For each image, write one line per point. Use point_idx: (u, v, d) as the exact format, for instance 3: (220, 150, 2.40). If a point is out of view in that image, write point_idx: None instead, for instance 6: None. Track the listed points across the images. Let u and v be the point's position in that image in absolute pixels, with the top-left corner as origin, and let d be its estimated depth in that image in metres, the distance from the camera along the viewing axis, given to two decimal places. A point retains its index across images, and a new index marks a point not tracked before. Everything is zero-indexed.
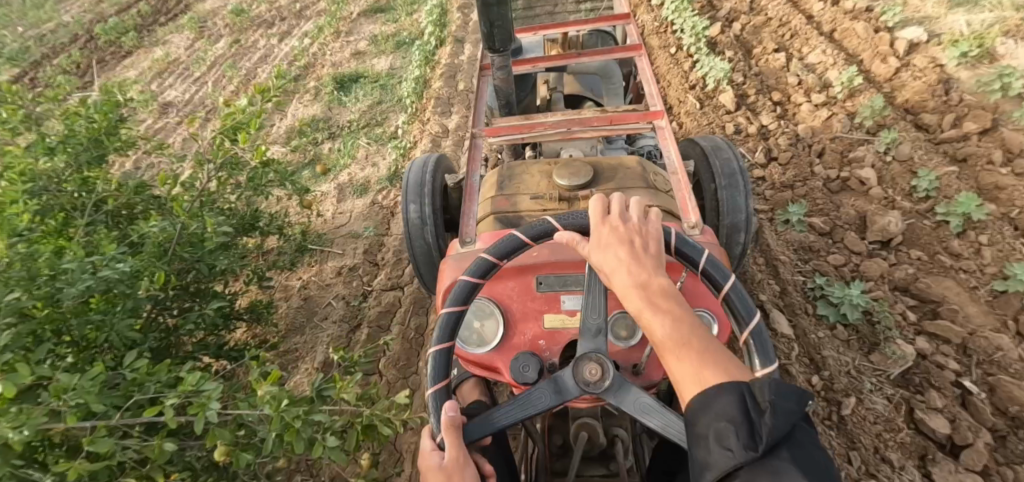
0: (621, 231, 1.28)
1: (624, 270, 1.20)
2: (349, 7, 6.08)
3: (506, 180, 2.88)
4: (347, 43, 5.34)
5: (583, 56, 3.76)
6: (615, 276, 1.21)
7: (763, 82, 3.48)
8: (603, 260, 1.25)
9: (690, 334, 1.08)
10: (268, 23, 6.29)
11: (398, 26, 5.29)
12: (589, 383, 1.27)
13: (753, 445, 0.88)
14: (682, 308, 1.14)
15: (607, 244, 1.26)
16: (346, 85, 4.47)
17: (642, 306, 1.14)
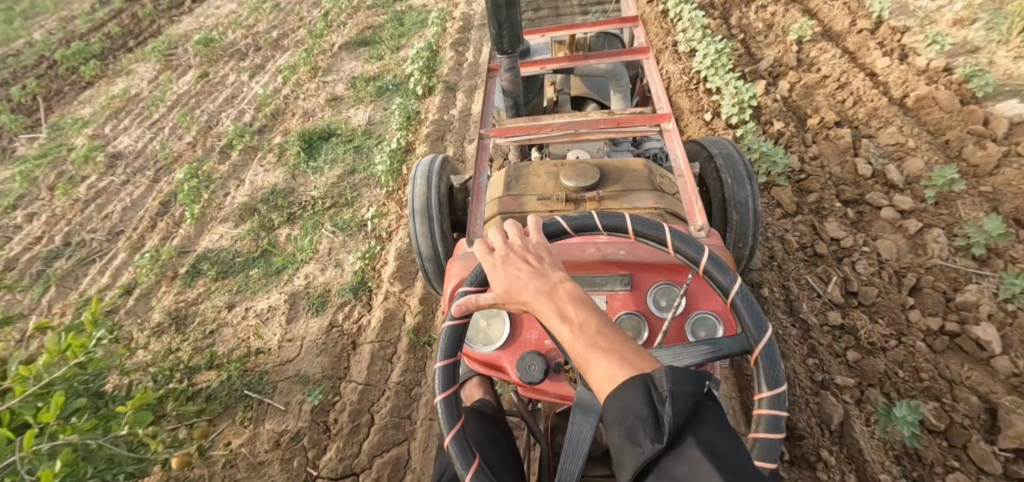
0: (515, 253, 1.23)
1: (526, 290, 1.15)
2: (331, 39, 5.39)
3: (511, 180, 2.59)
4: (323, 84, 4.66)
5: (590, 59, 3.53)
6: (524, 298, 1.15)
7: (826, 168, 2.76)
8: (503, 284, 1.19)
9: (598, 335, 1.04)
10: (241, 54, 5.62)
11: (382, 67, 4.60)
12: None
13: (659, 437, 0.84)
14: (590, 308, 1.09)
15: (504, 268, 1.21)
16: (315, 144, 3.79)
17: (552, 317, 1.10)
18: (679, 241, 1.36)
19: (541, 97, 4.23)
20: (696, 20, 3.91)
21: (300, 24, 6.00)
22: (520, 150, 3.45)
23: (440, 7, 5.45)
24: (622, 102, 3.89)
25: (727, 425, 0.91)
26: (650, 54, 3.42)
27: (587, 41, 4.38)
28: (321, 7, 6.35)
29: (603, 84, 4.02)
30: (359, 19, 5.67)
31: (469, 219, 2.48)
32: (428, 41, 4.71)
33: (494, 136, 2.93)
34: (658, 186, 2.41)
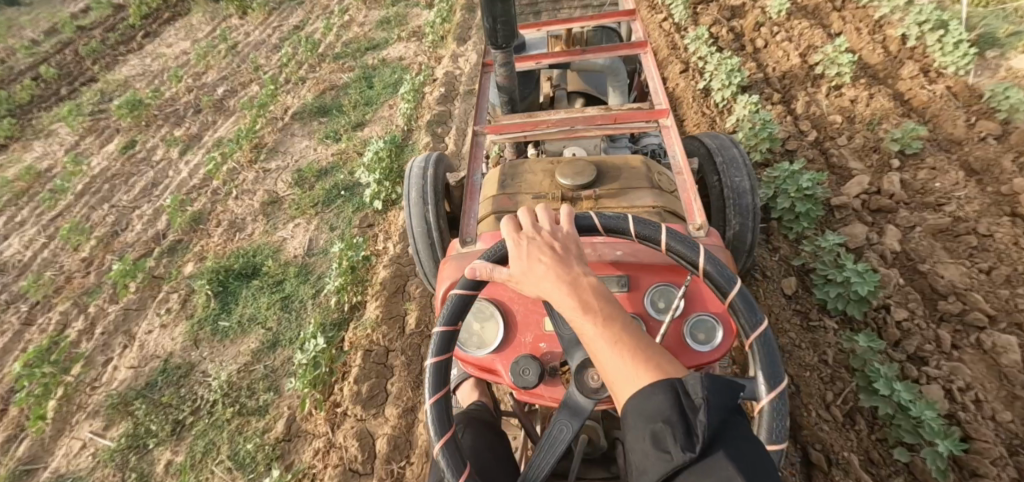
0: (541, 241, 1.09)
1: (542, 274, 1.03)
2: (284, 102, 4.36)
3: (507, 180, 2.53)
4: (264, 171, 3.63)
5: (588, 54, 3.27)
6: (540, 292, 1.03)
7: (990, 410, 1.75)
8: (518, 270, 1.07)
9: (620, 331, 0.92)
10: (178, 115, 4.60)
11: (337, 155, 3.51)
12: (596, 390, 1.17)
13: (690, 445, 0.73)
14: (616, 307, 0.96)
15: (525, 253, 1.08)
16: (231, 285, 2.76)
17: (570, 309, 0.96)
18: (713, 263, 1.12)
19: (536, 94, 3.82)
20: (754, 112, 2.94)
21: (253, 77, 4.95)
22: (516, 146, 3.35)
23: (421, 63, 4.44)
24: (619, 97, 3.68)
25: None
26: (646, 48, 3.20)
27: (584, 36, 4.07)
28: (282, 52, 5.30)
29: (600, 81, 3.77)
30: (321, 74, 4.62)
31: (460, 218, 2.31)
32: (402, 118, 3.68)
33: (489, 133, 2.73)
34: (655, 185, 2.33)
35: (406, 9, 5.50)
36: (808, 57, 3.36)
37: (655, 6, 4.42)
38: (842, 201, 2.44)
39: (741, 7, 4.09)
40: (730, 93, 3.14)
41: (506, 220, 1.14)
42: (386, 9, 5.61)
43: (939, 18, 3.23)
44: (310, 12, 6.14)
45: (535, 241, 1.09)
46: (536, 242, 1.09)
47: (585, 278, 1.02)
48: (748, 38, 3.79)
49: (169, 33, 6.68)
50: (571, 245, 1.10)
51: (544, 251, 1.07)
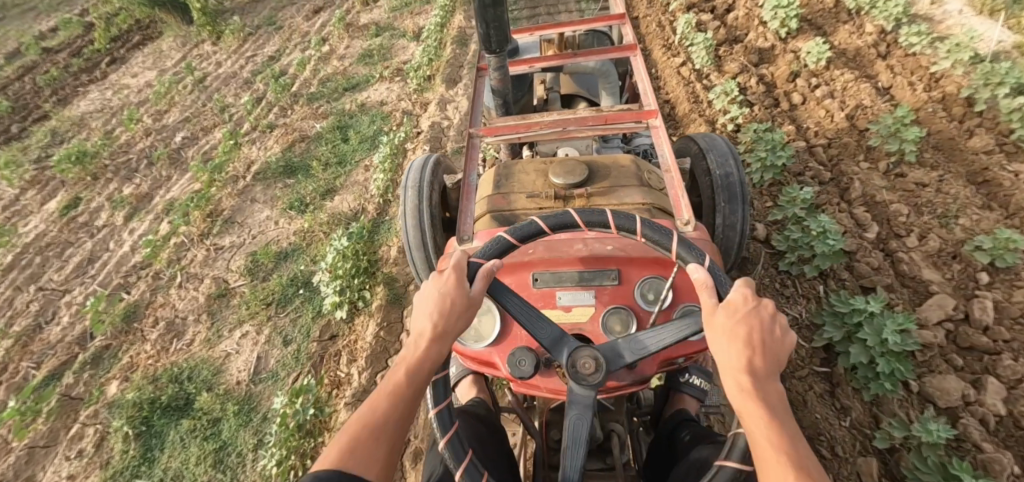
0: (752, 314, 1.11)
1: (744, 347, 1.06)
2: (247, 156, 3.82)
3: (501, 179, 2.73)
4: (214, 250, 3.08)
5: (580, 57, 3.51)
6: (727, 357, 1.07)
7: None
8: (721, 320, 1.10)
9: (790, 454, 0.94)
10: (129, 168, 4.06)
11: (299, 235, 2.96)
12: (576, 368, 1.22)
13: None
14: (796, 435, 0.99)
15: (740, 316, 1.10)
16: (156, 425, 2.23)
17: (762, 411, 1.00)
18: None
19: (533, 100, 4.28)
20: (805, 207, 2.42)
21: (217, 120, 4.38)
22: (511, 148, 3.64)
23: (404, 110, 3.89)
24: (612, 98, 4.03)
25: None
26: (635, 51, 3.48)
27: (577, 39, 4.34)
28: (253, 89, 4.75)
29: (594, 81, 4.08)
30: (292, 120, 4.05)
31: (459, 217, 2.47)
32: (375, 187, 3.10)
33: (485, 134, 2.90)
34: (644, 184, 2.59)
35: (391, 40, 4.96)
36: (857, 121, 2.85)
37: (671, 46, 3.91)
38: (928, 340, 1.92)
39: (771, 51, 3.57)
40: (771, 174, 2.65)
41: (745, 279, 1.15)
42: (369, 41, 5.06)
43: (1017, 80, 2.71)
44: (287, 40, 5.59)
45: (756, 316, 1.11)
46: (754, 311, 1.10)
47: (771, 373, 1.05)
48: (781, 90, 3.27)
49: (137, 59, 6.13)
50: (783, 335, 1.10)
51: (754, 325, 1.09)
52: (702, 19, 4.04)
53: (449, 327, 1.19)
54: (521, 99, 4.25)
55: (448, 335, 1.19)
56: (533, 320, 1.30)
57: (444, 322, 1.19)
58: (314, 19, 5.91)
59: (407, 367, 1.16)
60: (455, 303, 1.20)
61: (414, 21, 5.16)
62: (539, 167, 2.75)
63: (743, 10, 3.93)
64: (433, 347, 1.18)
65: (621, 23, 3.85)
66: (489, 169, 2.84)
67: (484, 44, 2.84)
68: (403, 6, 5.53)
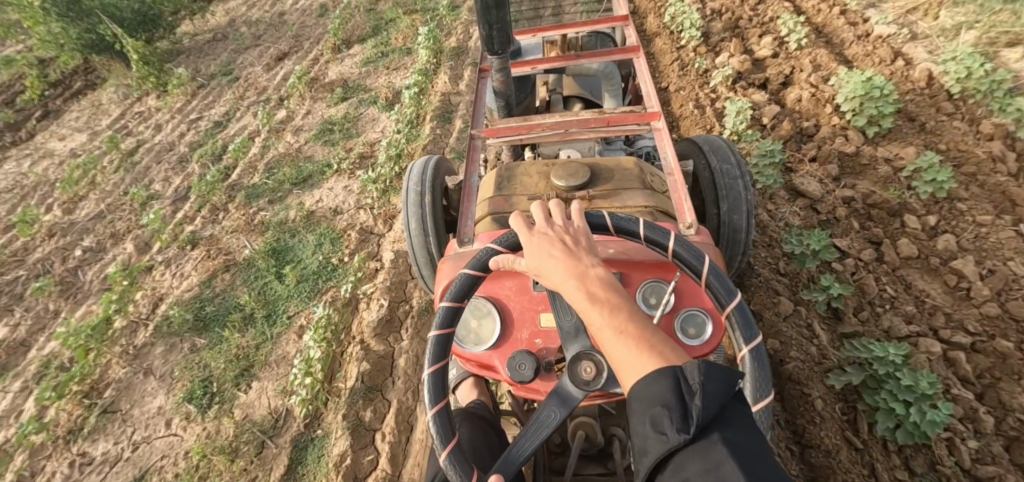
0: (553, 234, 1.24)
1: (557, 258, 1.18)
2: (155, 287, 2.89)
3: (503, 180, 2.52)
4: (76, 470, 2.18)
5: (583, 58, 3.42)
6: (556, 278, 1.16)
7: None
8: (532, 258, 1.23)
9: (626, 323, 1.04)
10: (12, 292, 3.15)
11: (188, 467, 2.07)
12: (587, 382, 1.31)
13: (686, 428, 0.85)
14: (619, 295, 1.09)
15: (539, 245, 1.23)
16: None
17: (581, 302, 1.10)
18: (699, 264, 1.39)
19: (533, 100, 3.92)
20: None
21: (132, 222, 3.44)
22: (513, 150, 3.41)
23: (361, 225, 2.90)
24: (615, 100, 3.78)
25: (752, 426, 0.91)
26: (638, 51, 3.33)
27: (578, 41, 4.09)
28: (186, 172, 3.81)
29: (596, 84, 3.84)
30: (221, 231, 3.12)
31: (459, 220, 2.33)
32: (298, 396, 2.11)
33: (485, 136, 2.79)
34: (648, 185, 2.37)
35: (359, 107, 3.97)
36: (1012, 305, 1.95)
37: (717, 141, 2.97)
38: None
39: (861, 160, 2.62)
40: (908, 438, 1.71)
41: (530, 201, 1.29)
42: (333, 107, 4.10)
43: None
44: (240, 98, 4.65)
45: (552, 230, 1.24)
46: (547, 238, 1.23)
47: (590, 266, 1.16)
48: (882, 229, 2.32)
49: (71, 115, 5.21)
50: (578, 234, 1.25)
51: (557, 244, 1.21)
52: (753, 99, 3.15)
53: None
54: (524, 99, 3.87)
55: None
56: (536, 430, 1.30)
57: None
58: (274, 70, 4.97)
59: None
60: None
61: (390, 81, 4.21)
62: (542, 169, 2.55)
63: (807, 90, 3.00)
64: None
65: (621, 27, 3.61)
66: (489, 173, 2.65)
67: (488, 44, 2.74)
68: (379, 58, 4.61)
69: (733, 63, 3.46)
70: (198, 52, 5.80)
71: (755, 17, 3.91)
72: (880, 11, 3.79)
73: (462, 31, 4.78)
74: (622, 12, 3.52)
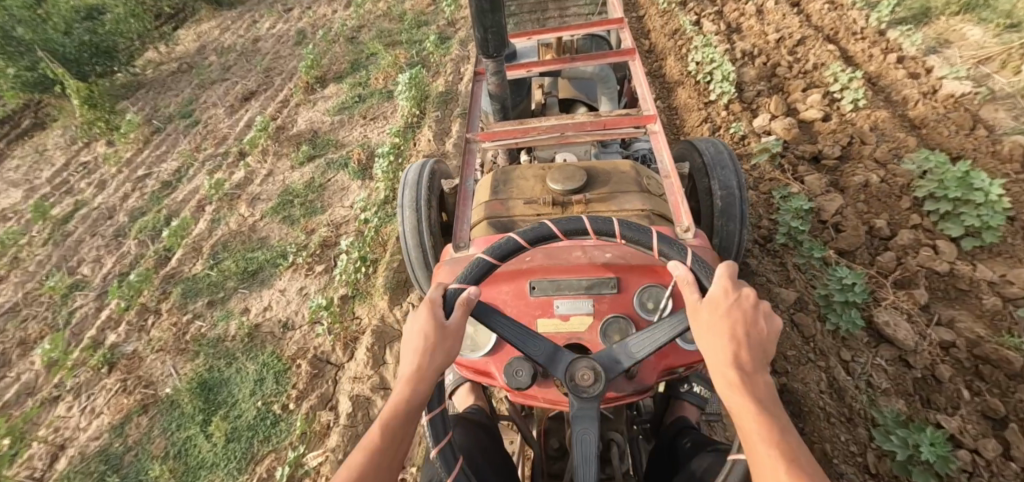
0: (742, 307, 1.02)
1: (735, 339, 0.97)
2: (57, 431, 2.30)
3: (498, 187, 2.21)
4: None
5: (579, 62, 2.94)
6: (721, 357, 0.96)
7: None
8: (703, 312, 1.02)
9: (792, 457, 0.84)
10: None
11: None
12: (577, 382, 1.12)
13: None
14: (788, 422, 0.91)
15: (724, 306, 1.02)
16: None
17: (746, 404, 0.91)
18: None
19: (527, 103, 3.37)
20: None
21: (48, 324, 2.85)
22: (508, 153, 2.92)
23: (315, 350, 2.31)
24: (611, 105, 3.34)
25: None
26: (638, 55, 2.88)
27: (573, 43, 3.57)
28: (120, 251, 3.21)
29: (590, 85, 3.43)
30: (146, 349, 2.53)
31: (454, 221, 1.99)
32: None
33: (480, 140, 2.44)
34: (642, 189, 2.10)
35: (327, 172, 3.34)
36: None
37: (771, 250, 2.25)
38: None
39: (961, 285, 2.02)
40: None
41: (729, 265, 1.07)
42: (297, 170, 3.47)
43: None
44: (195, 150, 4.01)
45: (740, 303, 1.02)
46: (736, 307, 1.00)
47: (763, 364, 0.96)
48: (998, 397, 1.73)
49: (11, 161, 4.59)
50: (769, 320, 1.01)
51: (740, 317, 1.00)
52: (805, 180, 2.52)
53: (426, 375, 1.05)
54: (519, 104, 3.35)
55: (431, 370, 1.06)
56: (525, 340, 1.17)
57: (425, 358, 1.06)
58: (237, 113, 4.34)
59: (389, 414, 1.01)
60: (435, 334, 1.07)
61: (365, 135, 3.60)
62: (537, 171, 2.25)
63: (871, 175, 2.45)
64: (417, 388, 1.04)
65: (619, 30, 3.06)
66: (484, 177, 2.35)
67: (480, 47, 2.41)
68: (354, 104, 4.00)
69: (775, 128, 2.86)
70: (159, 87, 5.17)
71: (796, 64, 3.32)
72: (945, 58, 3.19)
73: (452, 71, 4.18)
74: (620, 14, 3.01)
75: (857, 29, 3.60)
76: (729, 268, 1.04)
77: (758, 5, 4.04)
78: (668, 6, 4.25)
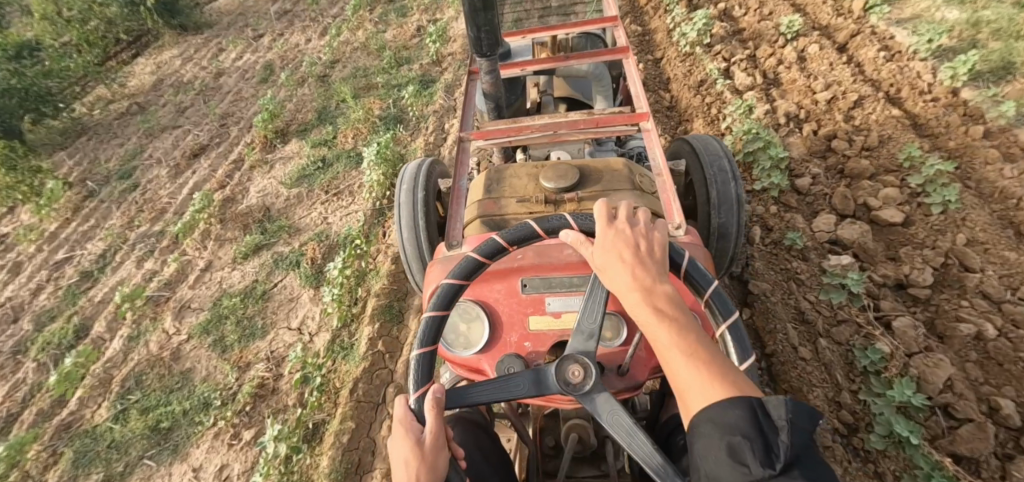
0: (625, 234, 0.98)
1: (623, 265, 0.94)
2: None
3: (491, 182, 1.88)
4: None
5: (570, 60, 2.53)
6: (616, 290, 0.93)
7: None
8: (595, 259, 0.99)
9: (698, 346, 0.83)
10: None
11: None
12: (570, 385, 1.01)
13: (770, 462, 0.66)
14: (684, 310, 0.88)
15: (608, 244, 0.98)
16: None
17: (643, 317, 0.88)
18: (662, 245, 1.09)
19: (525, 100, 2.84)
20: None
21: None
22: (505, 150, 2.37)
23: None
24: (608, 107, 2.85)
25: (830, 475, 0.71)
26: (629, 53, 2.47)
27: (569, 42, 2.96)
28: (14, 378, 2.58)
29: (585, 84, 2.84)
30: None
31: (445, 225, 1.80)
32: None
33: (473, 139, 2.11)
34: (636, 187, 1.79)
35: (273, 273, 2.66)
36: None
37: (862, 452, 1.65)
38: None
39: None
40: None
41: (599, 202, 1.03)
42: (238, 267, 2.77)
43: None
44: (125, 225, 3.36)
45: (621, 232, 0.99)
46: (619, 231, 0.98)
47: (654, 269, 0.94)
48: None
49: None
50: (648, 233, 0.99)
51: (625, 245, 0.97)
52: (893, 328, 1.89)
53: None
54: (517, 98, 2.68)
55: (433, 479, 0.92)
56: (503, 387, 1.05)
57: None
58: (183, 175, 3.68)
59: None
60: (418, 456, 0.92)
61: (324, 218, 2.93)
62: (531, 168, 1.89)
63: (982, 330, 1.84)
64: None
65: (616, 29, 2.70)
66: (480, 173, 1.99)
67: (472, 44, 1.95)
68: (317, 170, 3.33)
69: (845, 236, 2.20)
70: (104, 133, 4.51)
71: (856, 137, 2.66)
72: None
73: (434, 128, 3.51)
74: (614, 14, 2.65)
75: (924, 86, 2.94)
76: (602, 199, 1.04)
77: (798, 50, 3.37)
78: (690, 49, 3.60)
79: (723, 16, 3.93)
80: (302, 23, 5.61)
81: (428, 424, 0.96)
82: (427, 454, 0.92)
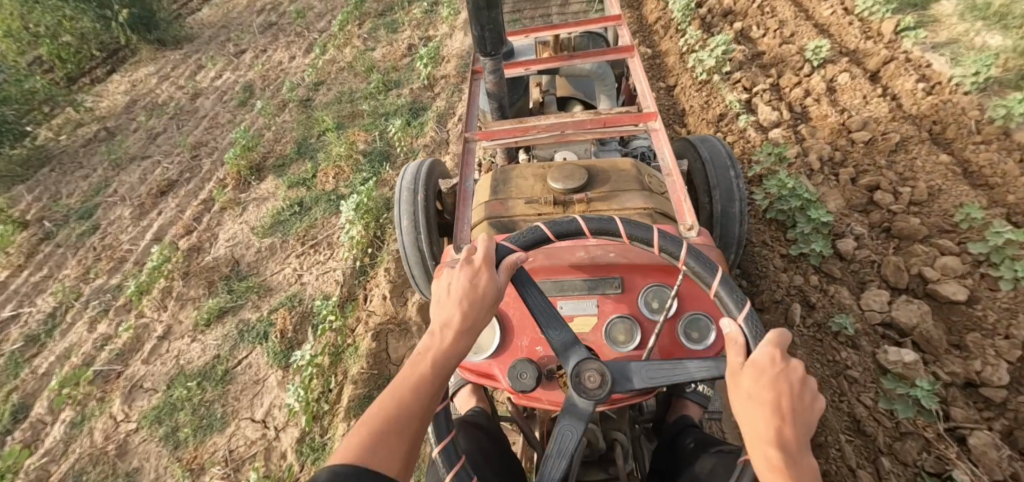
0: (790, 382, 0.77)
1: (775, 412, 0.74)
2: None
3: (497, 183, 1.67)
4: None
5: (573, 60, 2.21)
6: (750, 430, 0.75)
7: None
8: (743, 379, 0.79)
9: None
10: None
11: None
12: (584, 387, 0.88)
13: None
14: None
15: (769, 379, 0.77)
16: None
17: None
18: None
19: (528, 101, 2.57)
20: None
21: None
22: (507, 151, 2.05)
23: None
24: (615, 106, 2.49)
25: None
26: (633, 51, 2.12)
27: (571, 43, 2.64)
28: None
29: (588, 83, 2.52)
30: None
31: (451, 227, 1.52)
32: None
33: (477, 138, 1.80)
34: (646, 187, 1.59)
35: (237, 347, 2.34)
36: None
37: None
38: None
39: None
40: None
41: (779, 333, 0.80)
42: (199, 337, 2.45)
43: None
44: (78, 277, 3.01)
45: (790, 374, 0.78)
46: (786, 378, 0.76)
47: (809, 447, 0.73)
48: None
49: None
50: (818, 399, 0.77)
51: (788, 392, 0.76)
52: (969, 446, 1.57)
53: (472, 316, 0.87)
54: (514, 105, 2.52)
55: (474, 326, 0.87)
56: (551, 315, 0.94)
57: (464, 314, 0.86)
58: (147, 216, 3.34)
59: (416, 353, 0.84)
60: (481, 287, 0.89)
61: (298, 276, 2.60)
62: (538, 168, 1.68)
63: None
64: (461, 341, 0.85)
65: (620, 28, 2.35)
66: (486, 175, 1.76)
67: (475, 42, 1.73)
68: (293, 216, 3.00)
69: (899, 316, 1.88)
70: (68, 162, 4.17)
71: (901, 189, 2.34)
72: None
73: None
74: (617, 11, 2.34)
75: (970, 124, 2.54)
76: (781, 331, 0.80)
77: (826, 79, 3.02)
78: (707, 77, 3.28)
79: (740, 37, 3.60)
80: (287, 38, 5.26)
81: (501, 276, 0.91)
82: (485, 288, 0.87)
